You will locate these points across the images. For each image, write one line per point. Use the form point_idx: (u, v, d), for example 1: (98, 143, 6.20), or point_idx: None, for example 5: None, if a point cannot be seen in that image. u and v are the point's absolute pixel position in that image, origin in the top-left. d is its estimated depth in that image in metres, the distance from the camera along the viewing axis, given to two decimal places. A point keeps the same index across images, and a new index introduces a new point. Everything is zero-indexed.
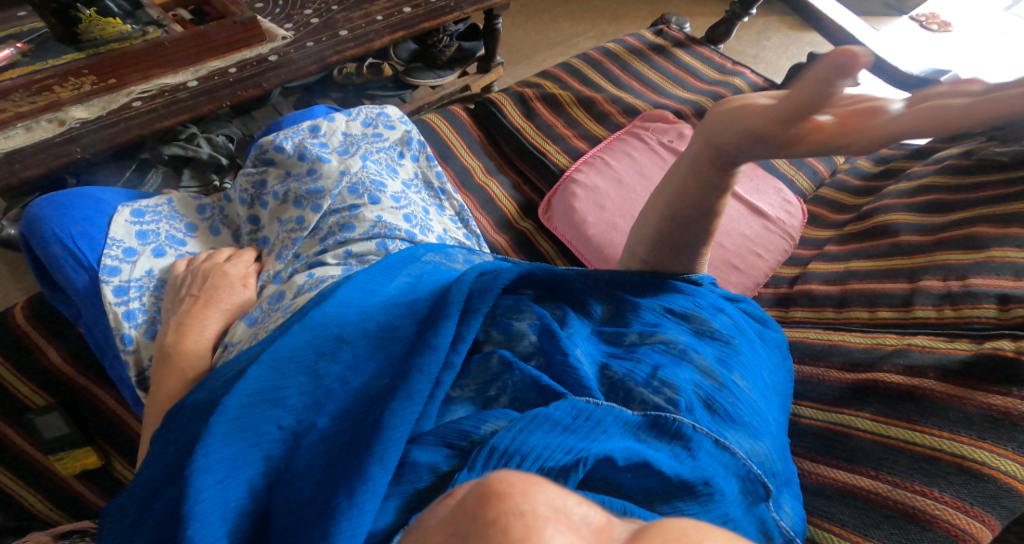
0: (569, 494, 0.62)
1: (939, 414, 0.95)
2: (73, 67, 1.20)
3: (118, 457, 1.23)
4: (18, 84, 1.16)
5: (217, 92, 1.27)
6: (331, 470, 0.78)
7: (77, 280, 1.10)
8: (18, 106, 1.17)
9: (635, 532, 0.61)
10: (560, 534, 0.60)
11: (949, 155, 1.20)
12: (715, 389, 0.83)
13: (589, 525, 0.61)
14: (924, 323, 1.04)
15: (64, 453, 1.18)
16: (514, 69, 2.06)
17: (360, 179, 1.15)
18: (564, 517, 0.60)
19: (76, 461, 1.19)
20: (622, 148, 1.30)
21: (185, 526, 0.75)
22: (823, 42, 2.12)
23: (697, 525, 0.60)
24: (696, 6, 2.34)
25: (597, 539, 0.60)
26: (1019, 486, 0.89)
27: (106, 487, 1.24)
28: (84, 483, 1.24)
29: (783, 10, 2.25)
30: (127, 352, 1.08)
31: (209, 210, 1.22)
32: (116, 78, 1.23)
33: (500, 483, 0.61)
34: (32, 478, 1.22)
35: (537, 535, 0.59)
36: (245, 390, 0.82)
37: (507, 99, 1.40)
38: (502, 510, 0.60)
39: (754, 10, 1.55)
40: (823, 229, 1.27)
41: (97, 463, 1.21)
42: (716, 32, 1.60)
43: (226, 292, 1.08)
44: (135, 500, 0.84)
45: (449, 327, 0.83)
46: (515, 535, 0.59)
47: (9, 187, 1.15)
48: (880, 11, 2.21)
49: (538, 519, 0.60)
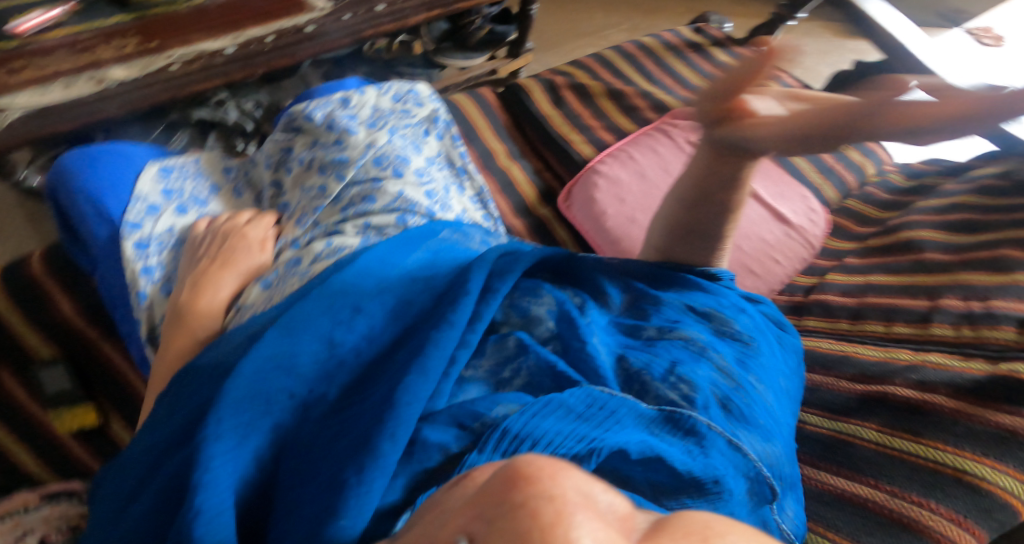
0: (595, 481, 0.62)
1: (946, 429, 0.97)
2: (119, 29, 1.25)
3: (117, 415, 1.27)
4: (61, 45, 1.21)
5: (251, 60, 1.28)
6: (338, 443, 0.78)
7: (99, 232, 1.11)
8: (60, 65, 1.19)
9: (656, 523, 0.62)
10: (588, 520, 0.60)
11: (985, 174, 1.20)
12: (732, 389, 0.83)
13: (614, 513, 0.61)
14: (941, 340, 1.04)
15: (63, 410, 1.21)
16: (542, 56, 2.07)
17: (386, 152, 1.16)
18: (591, 505, 0.61)
19: (74, 419, 1.21)
20: (648, 143, 1.30)
21: (195, 494, 0.74)
22: (867, 52, 2.11)
23: (719, 519, 0.61)
24: (736, 6, 2.30)
25: (621, 527, 0.61)
26: (1014, 503, 0.90)
27: (99, 447, 1.28)
28: (78, 441, 1.26)
29: (831, 17, 2.23)
30: (141, 308, 1.09)
31: (234, 172, 1.23)
32: (158, 42, 1.25)
33: (527, 467, 0.62)
34: (28, 436, 1.24)
35: (567, 520, 0.60)
36: (261, 355, 0.82)
37: (536, 85, 1.41)
38: (530, 493, 0.61)
39: (802, 14, 1.54)
40: (845, 241, 1.27)
41: (94, 423, 1.24)
42: (758, 33, 1.59)
43: (243, 255, 1.08)
44: (140, 464, 0.83)
45: (467, 304, 0.84)
46: (544, 519, 0.59)
47: (36, 139, 1.15)
48: (933, 23, 2.18)
49: (567, 505, 0.60)
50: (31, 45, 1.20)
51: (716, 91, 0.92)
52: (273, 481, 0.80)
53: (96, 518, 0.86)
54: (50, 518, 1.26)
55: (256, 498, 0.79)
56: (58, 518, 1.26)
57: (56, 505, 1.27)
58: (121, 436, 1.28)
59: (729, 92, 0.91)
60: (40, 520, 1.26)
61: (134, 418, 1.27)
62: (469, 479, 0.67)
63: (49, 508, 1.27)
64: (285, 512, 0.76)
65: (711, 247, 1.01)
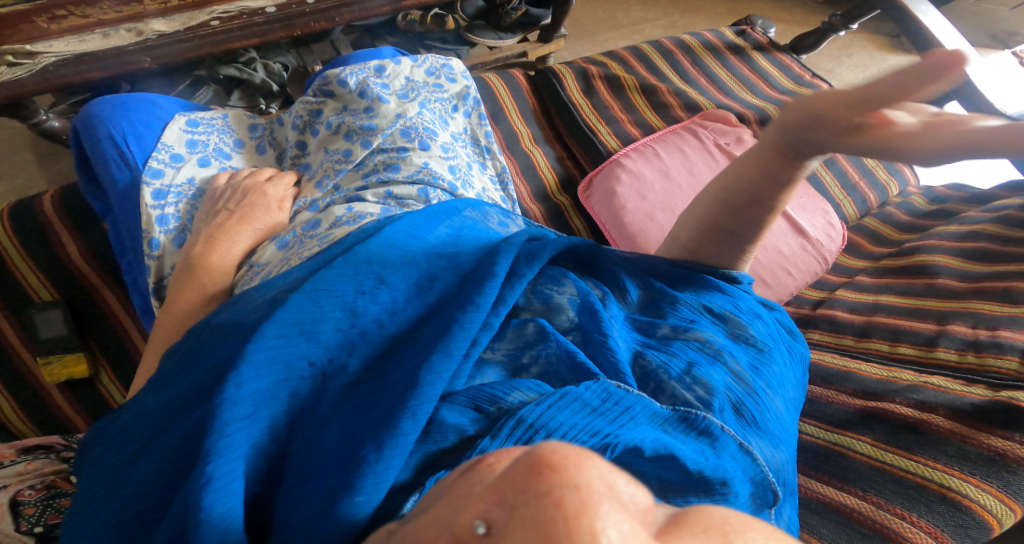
0: (620, 472, 0.65)
1: (937, 448, 0.98)
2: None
3: (108, 371, 1.26)
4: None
5: (291, 21, 1.34)
6: (360, 416, 0.80)
7: (120, 178, 1.11)
8: (103, 13, 1.25)
9: (674, 516, 0.66)
10: (613, 511, 0.63)
11: (1008, 205, 1.23)
12: (746, 394, 0.87)
13: (636, 505, 0.65)
14: (943, 365, 1.07)
15: (55, 357, 1.20)
16: (575, 44, 2.08)
17: (415, 124, 1.15)
18: (615, 496, 0.64)
19: (63, 368, 1.21)
20: (675, 143, 1.31)
21: (207, 460, 0.76)
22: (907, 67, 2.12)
23: (739, 516, 0.66)
24: (779, 12, 2.26)
25: (642, 519, 0.64)
26: (989, 520, 0.94)
27: (87, 400, 1.26)
28: (64, 392, 1.24)
29: (875, 29, 2.24)
30: (151, 257, 1.08)
31: (260, 130, 1.22)
32: None
33: (553, 455, 0.65)
34: (13, 379, 1.22)
35: (592, 510, 0.63)
36: (285, 319, 0.83)
37: (569, 72, 1.41)
38: (554, 482, 0.64)
39: (854, 25, 1.53)
40: (859, 259, 1.32)
41: (85, 374, 1.23)
42: (804, 41, 1.59)
43: (261, 213, 1.07)
44: (146, 425, 0.83)
45: (494, 287, 0.87)
46: (569, 508, 0.63)
47: (71, 85, 1.22)
48: (983, 43, 2.17)
49: (593, 494, 0.64)
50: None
51: (859, 96, 0.85)
52: (284, 452, 0.80)
53: (90, 475, 0.84)
54: (23, 476, 1.07)
55: (267, 468, 0.80)
56: (31, 477, 1.08)
57: (33, 461, 1.10)
58: (111, 393, 1.27)
59: (875, 99, 0.85)
60: (13, 478, 1.07)
61: (129, 378, 1.27)
62: (487, 466, 0.69)
63: (24, 464, 1.10)
64: (298, 481, 0.78)
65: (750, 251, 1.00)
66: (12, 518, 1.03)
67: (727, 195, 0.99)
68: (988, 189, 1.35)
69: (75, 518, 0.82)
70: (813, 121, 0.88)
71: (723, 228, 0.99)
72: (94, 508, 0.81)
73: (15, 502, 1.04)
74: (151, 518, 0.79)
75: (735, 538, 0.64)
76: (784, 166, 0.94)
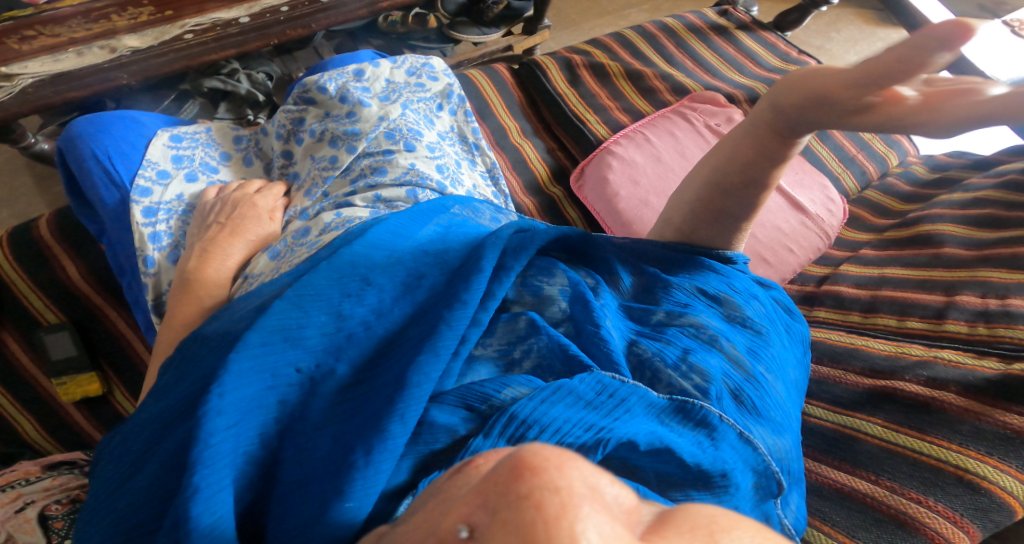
0: (603, 473, 0.65)
1: (952, 427, 0.96)
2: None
3: (121, 387, 1.27)
4: (76, 12, 1.25)
5: (267, 30, 1.34)
6: (350, 421, 0.80)
7: (108, 198, 1.11)
8: (74, 32, 1.25)
9: (661, 515, 0.65)
10: (595, 513, 0.63)
11: (1011, 170, 1.20)
12: (744, 380, 0.85)
13: (621, 506, 0.64)
14: (954, 337, 1.04)
15: (67, 378, 1.21)
16: (560, 34, 2.06)
17: (398, 125, 1.14)
18: (598, 497, 0.63)
19: (77, 387, 1.22)
20: (665, 126, 1.29)
21: (194, 471, 0.75)
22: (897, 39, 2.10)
23: (726, 514, 0.64)
24: None
25: (626, 520, 0.63)
26: (1012, 503, 0.91)
27: (104, 416, 1.27)
28: (80, 409, 1.26)
29: (861, 2, 2.23)
30: (149, 274, 1.08)
31: (244, 142, 1.22)
32: (172, 11, 1.31)
33: (534, 457, 0.64)
34: (30, 399, 1.24)
35: (572, 512, 0.62)
36: (269, 326, 0.83)
37: (553, 63, 1.40)
38: (535, 485, 0.63)
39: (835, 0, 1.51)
40: (861, 232, 1.30)
41: (98, 392, 1.24)
42: (787, 18, 1.56)
43: (252, 224, 1.07)
44: (140, 439, 0.83)
45: (481, 283, 0.85)
46: (550, 511, 0.62)
47: (52, 105, 1.23)
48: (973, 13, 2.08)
49: (573, 497, 0.63)
50: (46, 13, 1.24)
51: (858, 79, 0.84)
52: (277, 459, 0.80)
53: (93, 491, 0.84)
54: (49, 490, 1.08)
55: (259, 476, 0.79)
56: (58, 491, 1.08)
57: (58, 477, 1.11)
58: (125, 407, 1.28)
59: (887, 76, 0.83)
60: (40, 494, 1.07)
61: (140, 391, 1.27)
62: (474, 467, 0.68)
63: (49, 479, 1.10)
64: (291, 488, 0.78)
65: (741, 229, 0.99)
66: (42, 532, 1.03)
67: (713, 176, 0.97)
68: (989, 154, 1.33)
69: (78, 535, 0.83)
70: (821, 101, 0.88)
71: (713, 206, 0.98)
72: (92, 523, 0.81)
73: (43, 516, 1.05)
74: (149, 530, 0.79)
75: (722, 537, 0.63)
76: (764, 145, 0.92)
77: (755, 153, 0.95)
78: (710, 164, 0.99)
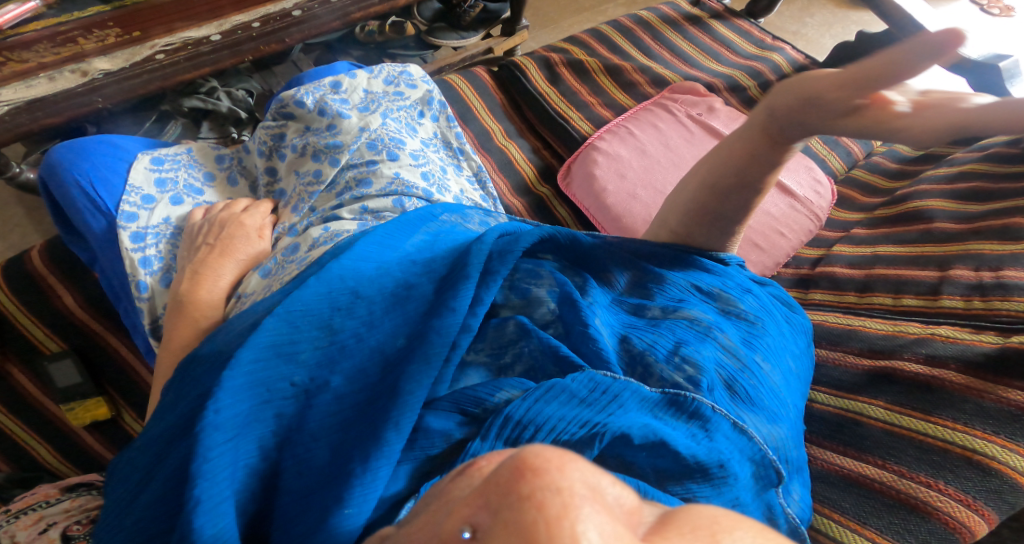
0: (603, 474, 0.64)
1: (956, 406, 0.95)
2: (98, 20, 1.31)
3: (129, 409, 1.27)
4: (42, 37, 1.27)
5: (239, 47, 1.35)
6: (349, 431, 0.80)
7: (95, 224, 1.11)
8: (41, 57, 1.26)
9: (662, 516, 0.64)
10: (595, 514, 0.62)
11: (995, 143, 1.20)
12: (737, 370, 0.85)
13: (622, 506, 0.63)
14: (950, 313, 1.04)
15: (74, 404, 1.21)
16: (538, 33, 2.05)
17: (380, 135, 1.14)
18: (598, 497, 0.63)
19: (86, 411, 1.22)
20: (648, 119, 1.29)
21: (195, 486, 0.75)
22: (871, 22, 2.14)
23: (727, 514, 0.64)
24: None
25: (628, 521, 0.63)
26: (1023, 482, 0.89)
27: (114, 438, 1.28)
28: (90, 431, 1.27)
29: None
30: (143, 299, 1.08)
31: (228, 161, 1.22)
32: (140, 31, 1.32)
33: (535, 458, 0.63)
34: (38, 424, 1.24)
35: (572, 513, 0.62)
36: (260, 343, 0.82)
37: (532, 63, 1.39)
38: (536, 486, 0.63)
39: None
40: (851, 212, 1.29)
41: (107, 415, 1.24)
42: (759, 6, 1.59)
43: (242, 243, 1.07)
44: (145, 458, 0.82)
45: (468, 290, 0.85)
46: (550, 511, 0.62)
47: (30, 133, 1.23)
48: None
49: (574, 497, 0.62)
50: (11, 39, 1.26)
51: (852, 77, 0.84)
52: (276, 471, 0.80)
53: (102, 512, 0.84)
54: (69, 512, 1.07)
55: (261, 489, 0.79)
56: (78, 512, 1.07)
57: (77, 498, 1.10)
58: (135, 428, 1.28)
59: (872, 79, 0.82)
60: (61, 515, 1.06)
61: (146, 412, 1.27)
62: (475, 469, 0.67)
63: (69, 501, 1.09)
64: (292, 499, 0.78)
65: (728, 224, 0.98)
66: None
67: (707, 174, 0.97)
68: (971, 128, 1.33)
69: None
70: (800, 99, 0.87)
71: (699, 201, 0.98)
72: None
73: (66, 537, 1.03)
74: None
75: (723, 538, 0.63)
76: (773, 148, 0.93)
77: (745, 149, 0.94)
78: (701, 163, 0.99)
